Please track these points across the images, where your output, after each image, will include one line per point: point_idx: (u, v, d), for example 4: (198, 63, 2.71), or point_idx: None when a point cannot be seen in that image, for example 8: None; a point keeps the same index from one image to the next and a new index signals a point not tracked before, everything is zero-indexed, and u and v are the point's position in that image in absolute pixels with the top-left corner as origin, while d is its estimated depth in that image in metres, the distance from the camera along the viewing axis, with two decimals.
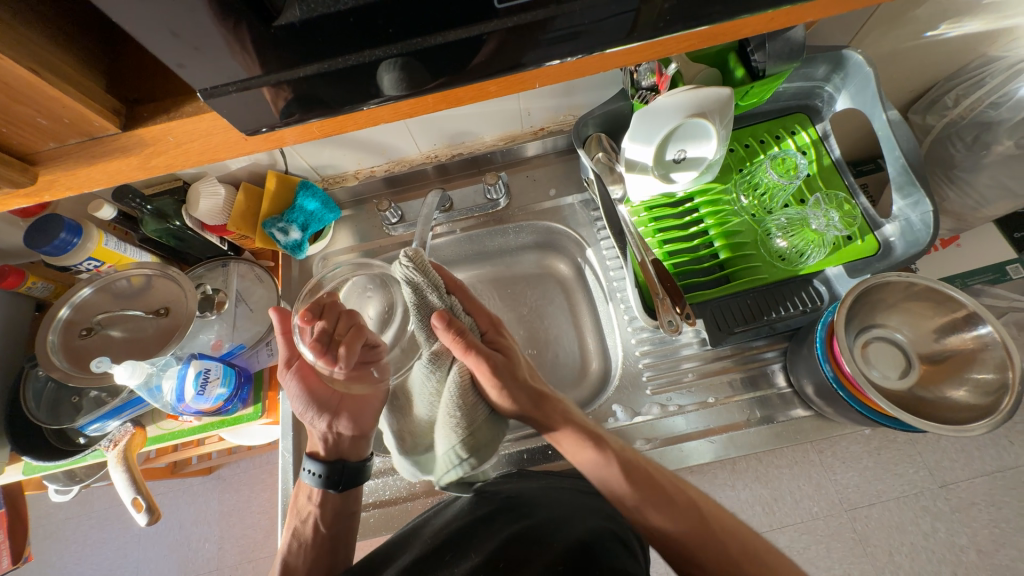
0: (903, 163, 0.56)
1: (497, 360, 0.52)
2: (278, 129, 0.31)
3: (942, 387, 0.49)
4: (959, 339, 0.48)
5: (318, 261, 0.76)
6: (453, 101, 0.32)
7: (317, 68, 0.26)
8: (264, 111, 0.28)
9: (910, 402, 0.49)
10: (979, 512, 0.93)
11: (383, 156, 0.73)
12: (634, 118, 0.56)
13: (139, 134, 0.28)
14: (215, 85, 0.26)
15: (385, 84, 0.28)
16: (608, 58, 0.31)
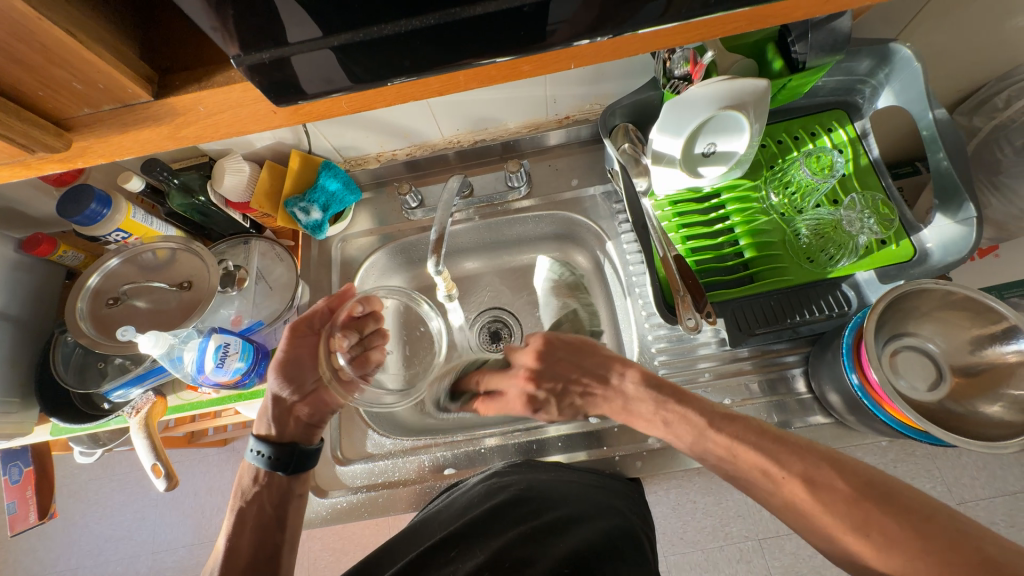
0: (947, 165, 0.53)
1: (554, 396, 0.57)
2: (306, 103, 0.31)
3: (972, 403, 0.46)
4: (996, 354, 0.46)
5: (337, 242, 0.76)
6: (483, 79, 0.31)
7: (348, 38, 0.25)
8: (292, 82, 0.28)
9: (936, 416, 0.47)
10: (998, 533, 0.91)
11: (405, 140, 0.73)
12: (663, 109, 0.55)
13: (169, 103, 0.28)
14: (248, 51, 0.25)
15: (415, 60, 0.27)
16: (645, 40, 0.30)
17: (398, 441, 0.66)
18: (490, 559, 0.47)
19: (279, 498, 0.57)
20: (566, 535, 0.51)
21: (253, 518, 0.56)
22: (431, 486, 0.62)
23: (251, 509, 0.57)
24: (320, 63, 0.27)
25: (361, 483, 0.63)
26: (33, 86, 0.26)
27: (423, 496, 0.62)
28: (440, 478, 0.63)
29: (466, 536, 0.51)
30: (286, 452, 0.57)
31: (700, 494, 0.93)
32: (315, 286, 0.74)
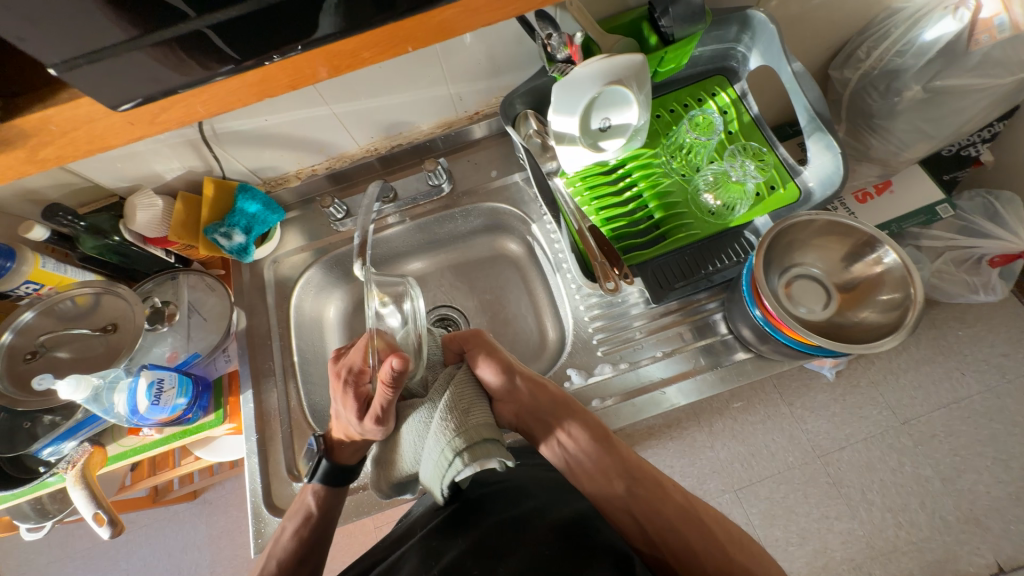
0: (811, 111, 0.60)
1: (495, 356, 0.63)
2: (162, 107, 0.32)
3: (849, 313, 0.53)
4: (865, 269, 0.52)
5: (268, 265, 0.75)
6: (331, 68, 0.34)
7: (165, 34, 0.27)
8: (125, 82, 0.29)
9: (835, 331, 0.52)
10: (939, 442, 1.10)
11: (321, 154, 0.74)
12: (555, 91, 0.59)
13: (18, 125, 0.29)
14: (64, 59, 0.26)
15: (236, 48, 0.30)
16: (472, 16, 0.33)
17: None
18: (470, 550, 0.49)
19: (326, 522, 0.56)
20: (548, 513, 0.54)
21: (313, 535, 0.56)
22: None
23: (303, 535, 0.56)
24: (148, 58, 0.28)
25: None
26: None
27: (386, 496, 0.63)
28: None
29: (449, 527, 0.53)
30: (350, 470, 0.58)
31: (675, 457, 1.12)
32: (251, 311, 0.73)
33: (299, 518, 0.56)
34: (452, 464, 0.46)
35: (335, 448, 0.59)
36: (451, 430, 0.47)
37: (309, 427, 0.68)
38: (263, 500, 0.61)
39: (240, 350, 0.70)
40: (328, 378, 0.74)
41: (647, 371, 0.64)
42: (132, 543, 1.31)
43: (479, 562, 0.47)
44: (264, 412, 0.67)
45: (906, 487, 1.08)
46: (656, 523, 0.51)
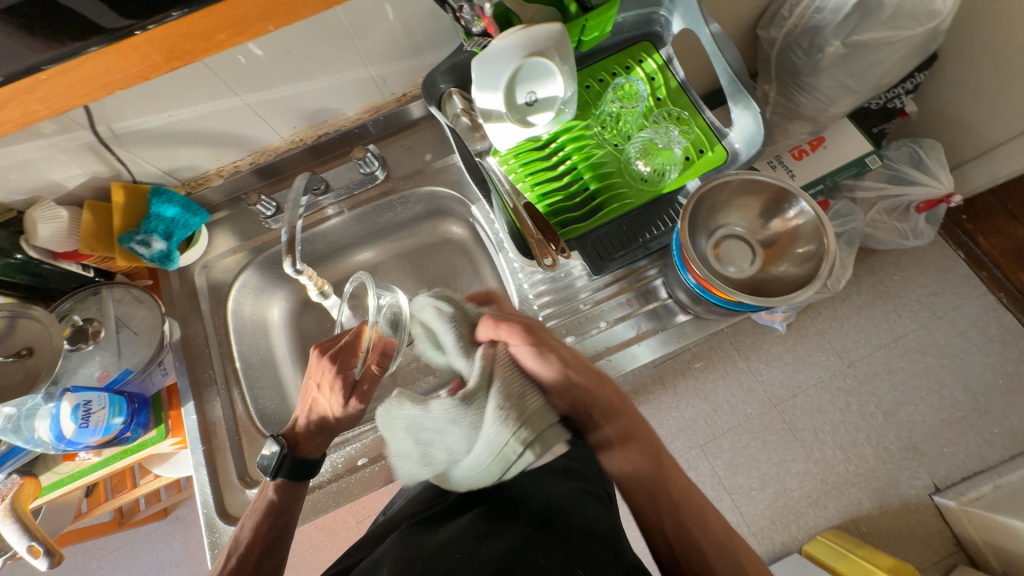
0: (730, 73, 0.60)
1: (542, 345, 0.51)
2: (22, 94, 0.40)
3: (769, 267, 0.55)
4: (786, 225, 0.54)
5: (198, 270, 0.72)
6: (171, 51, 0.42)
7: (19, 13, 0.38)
8: None
9: (760, 288, 0.55)
10: (881, 380, 1.19)
11: (242, 148, 0.70)
12: (475, 67, 0.58)
13: None
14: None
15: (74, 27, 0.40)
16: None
17: None
18: (453, 533, 0.47)
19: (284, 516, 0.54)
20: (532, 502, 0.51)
21: (268, 528, 0.54)
22: (347, 481, 0.62)
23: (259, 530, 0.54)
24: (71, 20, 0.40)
25: None
26: None
27: (342, 492, 0.62)
28: (354, 470, 0.63)
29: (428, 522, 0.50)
30: (311, 463, 0.57)
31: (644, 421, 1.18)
32: (185, 320, 0.69)
33: (258, 513, 0.55)
34: (520, 456, 0.41)
35: (300, 442, 0.58)
36: (514, 422, 0.41)
37: (259, 432, 0.66)
38: (215, 511, 0.60)
39: (177, 362, 0.67)
40: (277, 381, 0.73)
41: (591, 341, 0.65)
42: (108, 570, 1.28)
43: (462, 542, 0.45)
44: (208, 421, 0.65)
45: (853, 423, 1.17)
46: (683, 521, 0.50)
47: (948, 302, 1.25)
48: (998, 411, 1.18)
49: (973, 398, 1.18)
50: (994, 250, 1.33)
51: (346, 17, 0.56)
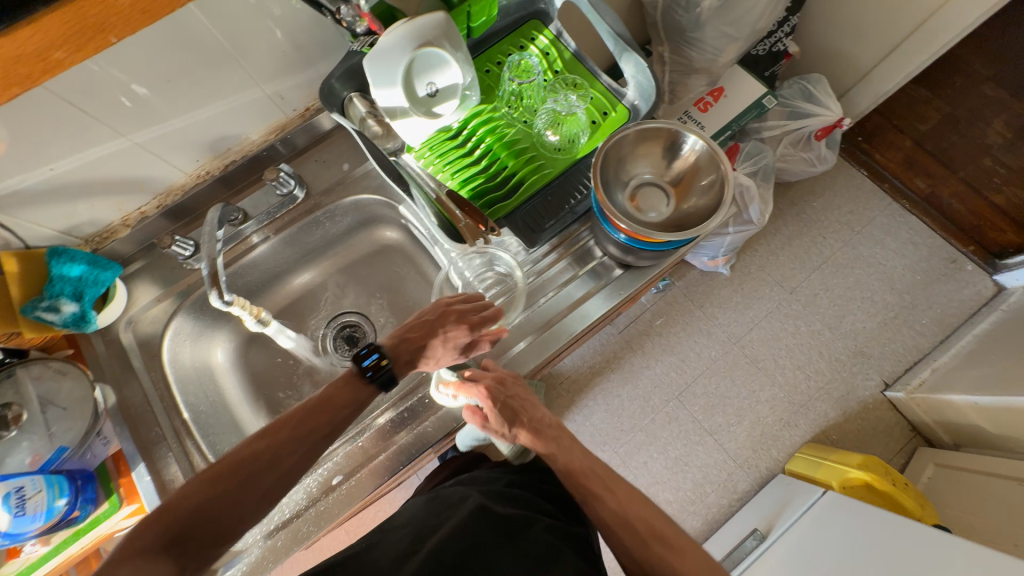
0: (613, 35, 0.64)
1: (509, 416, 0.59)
2: None
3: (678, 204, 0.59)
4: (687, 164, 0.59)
5: (123, 328, 0.67)
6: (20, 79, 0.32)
7: None
8: None
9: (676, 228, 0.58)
10: (820, 298, 1.40)
11: (144, 192, 0.66)
12: (368, 66, 0.58)
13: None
14: None
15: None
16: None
17: None
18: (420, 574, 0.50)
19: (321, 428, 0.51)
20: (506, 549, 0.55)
21: (301, 437, 0.50)
22: (325, 503, 0.61)
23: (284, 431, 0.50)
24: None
25: (258, 536, 0.60)
26: None
27: (323, 515, 0.60)
28: (331, 490, 0.61)
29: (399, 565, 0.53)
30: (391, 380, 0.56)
31: None
32: (118, 383, 0.65)
33: (300, 413, 0.51)
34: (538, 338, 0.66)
35: (399, 361, 0.57)
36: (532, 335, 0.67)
37: None
38: None
39: (118, 426, 0.63)
40: (234, 424, 0.70)
41: (542, 308, 0.68)
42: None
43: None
44: (164, 479, 0.61)
45: (803, 342, 1.37)
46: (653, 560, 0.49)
47: (862, 218, 1.46)
48: (924, 304, 1.37)
49: (899, 297, 1.38)
50: (891, 163, 1.50)
51: (222, 36, 0.55)
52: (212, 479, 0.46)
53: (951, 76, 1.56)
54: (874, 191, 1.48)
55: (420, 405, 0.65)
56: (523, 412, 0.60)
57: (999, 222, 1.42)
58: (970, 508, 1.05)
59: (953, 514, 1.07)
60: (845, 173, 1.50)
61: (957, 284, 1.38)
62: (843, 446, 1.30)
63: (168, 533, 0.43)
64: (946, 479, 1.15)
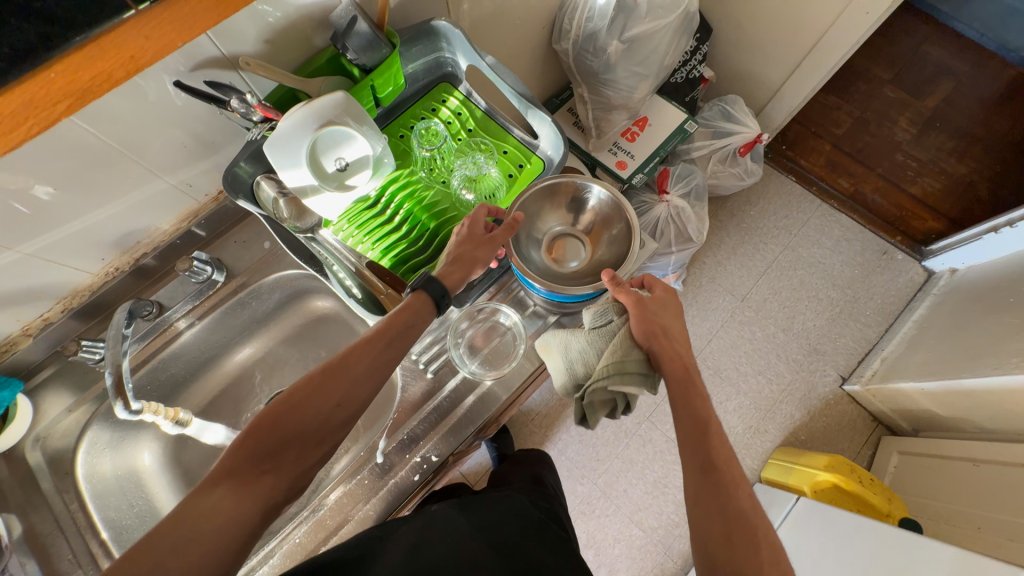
0: (515, 95, 0.67)
1: (653, 319, 0.57)
2: None
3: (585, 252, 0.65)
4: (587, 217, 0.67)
5: (29, 447, 0.62)
6: None
7: None
8: None
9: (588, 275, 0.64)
10: (769, 302, 1.45)
11: (45, 299, 0.62)
12: (269, 151, 0.58)
13: None
14: None
15: None
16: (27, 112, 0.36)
17: None
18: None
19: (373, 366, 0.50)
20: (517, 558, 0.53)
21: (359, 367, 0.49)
22: None
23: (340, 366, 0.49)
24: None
25: None
26: None
27: None
28: None
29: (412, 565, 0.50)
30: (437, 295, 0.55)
31: None
32: (27, 509, 0.60)
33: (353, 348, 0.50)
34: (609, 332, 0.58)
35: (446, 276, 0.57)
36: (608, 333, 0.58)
37: None
38: None
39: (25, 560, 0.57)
40: None
41: (498, 347, 0.70)
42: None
43: None
44: None
45: (760, 346, 1.41)
46: (719, 484, 0.46)
47: (797, 221, 1.53)
48: (865, 296, 1.44)
49: (842, 292, 1.45)
50: (816, 167, 1.59)
51: (110, 139, 0.53)
52: (293, 398, 0.47)
53: (856, 83, 1.69)
54: (804, 195, 1.56)
55: (360, 487, 0.63)
56: (668, 328, 0.57)
57: (919, 211, 1.52)
58: (933, 493, 1.08)
59: (919, 501, 1.09)
60: (775, 180, 1.58)
61: (891, 274, 1.46)
62: (813, 445, 1.32)
63: (241, 455, 0.44)
64: (910, 466, 1.18)
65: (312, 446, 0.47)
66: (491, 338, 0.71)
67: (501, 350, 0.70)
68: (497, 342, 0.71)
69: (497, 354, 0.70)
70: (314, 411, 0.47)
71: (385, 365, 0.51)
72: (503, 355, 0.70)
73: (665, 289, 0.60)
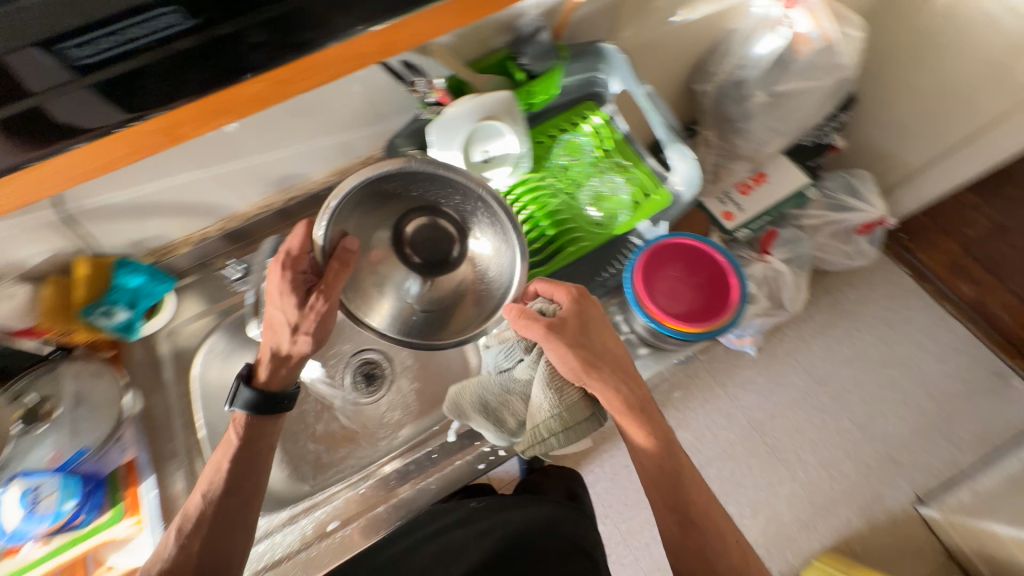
0: (664, 127, 0.68)
1: (591, 350, 0.56)
2: None
3: (710, 263, 0.62)
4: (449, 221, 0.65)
5: (162, 338, 0.72)
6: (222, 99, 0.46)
7: None
8: None
9: (717, 294, 0.61)
10: (851, 396, 1.33)
11: (210, 216, 0.71)
12: (432, 131, 0.62)
13: None
14: None
15: None
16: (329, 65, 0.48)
17: (272, 518, 0.64)
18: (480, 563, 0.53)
19: (245, 458, 0.56)
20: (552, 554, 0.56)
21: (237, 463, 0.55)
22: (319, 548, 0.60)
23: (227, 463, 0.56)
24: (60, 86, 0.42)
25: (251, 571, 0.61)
26: None
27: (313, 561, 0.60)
28: (326, 535, 0.61)
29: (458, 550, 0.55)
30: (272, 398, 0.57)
31: None
32: (149, 391, 0.68)
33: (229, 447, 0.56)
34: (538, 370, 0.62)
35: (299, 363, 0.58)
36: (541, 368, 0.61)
37: None
38: None
39: (139, 435, 0.64)
40: None
41: None
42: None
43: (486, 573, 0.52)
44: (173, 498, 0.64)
45: (830, 438, 1.30)
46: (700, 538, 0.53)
47: (901, 317, 1.41)
48: (965, 417, 1.29)
49: (938, 406, 1.30)
50: (936, 266, 1.46)
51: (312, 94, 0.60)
52: (213, 498, 0.55)
53: (1002, 187, 1.54)
54: (916, 291, 1.43)
55: (428, 459, 0.66)
56: (618, 361, 0.57)
57: None
58: None
59: None
60: (885, 268, 1.47)
61: (1001, 401, 1.30)
62: (865, 561, 1.20)
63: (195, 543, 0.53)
64: None
65: (246, 528, 0.56)
66: None
67: None
68: None
69: None
70: (222, 518, 0.54)
71: (245, 474, 0.56)
72: None
73: (591, 319, 0.58)
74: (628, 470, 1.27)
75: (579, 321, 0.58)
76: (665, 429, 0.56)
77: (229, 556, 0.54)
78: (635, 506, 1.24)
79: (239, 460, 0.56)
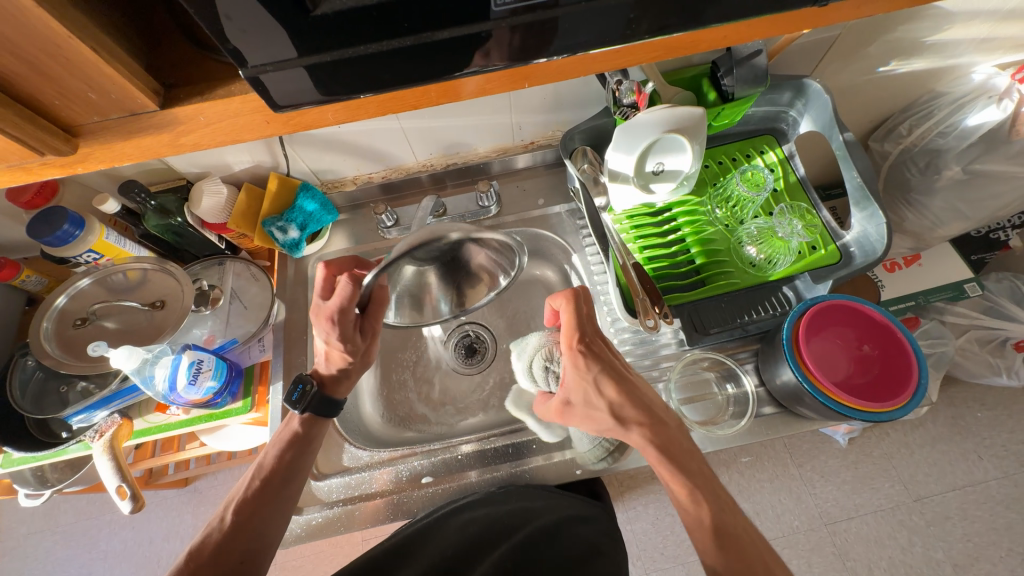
0: (858, 182, 0.60)
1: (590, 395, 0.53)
2: (289, 113, 0.31)
3: (886, 341, 0.58)
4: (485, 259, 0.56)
5: (313, 262, 0.78)
6: (512, 81, 0.34)
7: (323, 58, 0.26)
8: (271, 94, 0.29)
9: (888, 376, 0.57)
10: (953, 526, 1.10)
11: (380, 163, 0.77)
12: (616, 132, 0.60)
13: (126, 87, 0.28)
14: (257, 63, 0.26)
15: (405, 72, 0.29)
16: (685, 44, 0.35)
17: (374, 453, 0.66)
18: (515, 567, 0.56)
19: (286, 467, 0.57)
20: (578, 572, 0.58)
21: (291, 456, 0.58)
22: (409, 497, 0.62)
23: (268, 465, 0.57)
24: (281, 17, 0.24)
25: (338, 497, 0.63)
26: (49, 96, 0.27)
27: (400, 507, 0.62)
28: (419, 487, 0.63)
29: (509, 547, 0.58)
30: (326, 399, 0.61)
31: None
32: (290, 304, 0.74)
33: (283, 441, 0.59)
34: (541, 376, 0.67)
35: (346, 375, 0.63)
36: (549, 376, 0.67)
37: (341, 439, 0.68)
38: None
39: (276, 341, 0.71)
40: None
41: (703, 407, 0.64)
42: (78, 537, 1.25)
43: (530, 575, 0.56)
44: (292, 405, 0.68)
45: (915, 568, 1.08)
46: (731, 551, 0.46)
47: None
48: None
49: None
50: None
51: None
52: (247, 498, 0.55)
53: None
54: None
55: (527, 447, 0.66)
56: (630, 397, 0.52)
57: None
58: None
59: None
60: None
61: None
62: None
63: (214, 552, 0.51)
64: None
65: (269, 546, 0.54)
66: (705, 391, 0.65)
67: (712, 412, 0.64)
68: (710, 401, 0.64)
69: (709, 410, 0.64)
70: (256, 529, 0.53)
71: (285, 480, 0.57)
72: (715, 415, 0.63)
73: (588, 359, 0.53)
74: (672, 521, 1.17)
75: (618, 369, 0.53)
76: (679, 454, 0.51)
77: (262, 536, 0.53)
78: (669, 565, 1.13)
79: (286, 446, 0.58)
